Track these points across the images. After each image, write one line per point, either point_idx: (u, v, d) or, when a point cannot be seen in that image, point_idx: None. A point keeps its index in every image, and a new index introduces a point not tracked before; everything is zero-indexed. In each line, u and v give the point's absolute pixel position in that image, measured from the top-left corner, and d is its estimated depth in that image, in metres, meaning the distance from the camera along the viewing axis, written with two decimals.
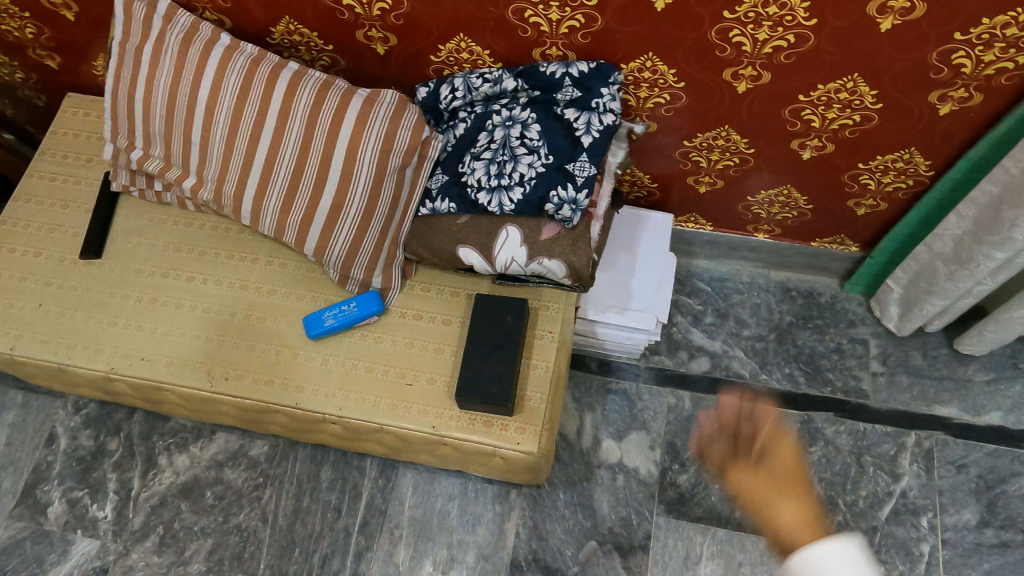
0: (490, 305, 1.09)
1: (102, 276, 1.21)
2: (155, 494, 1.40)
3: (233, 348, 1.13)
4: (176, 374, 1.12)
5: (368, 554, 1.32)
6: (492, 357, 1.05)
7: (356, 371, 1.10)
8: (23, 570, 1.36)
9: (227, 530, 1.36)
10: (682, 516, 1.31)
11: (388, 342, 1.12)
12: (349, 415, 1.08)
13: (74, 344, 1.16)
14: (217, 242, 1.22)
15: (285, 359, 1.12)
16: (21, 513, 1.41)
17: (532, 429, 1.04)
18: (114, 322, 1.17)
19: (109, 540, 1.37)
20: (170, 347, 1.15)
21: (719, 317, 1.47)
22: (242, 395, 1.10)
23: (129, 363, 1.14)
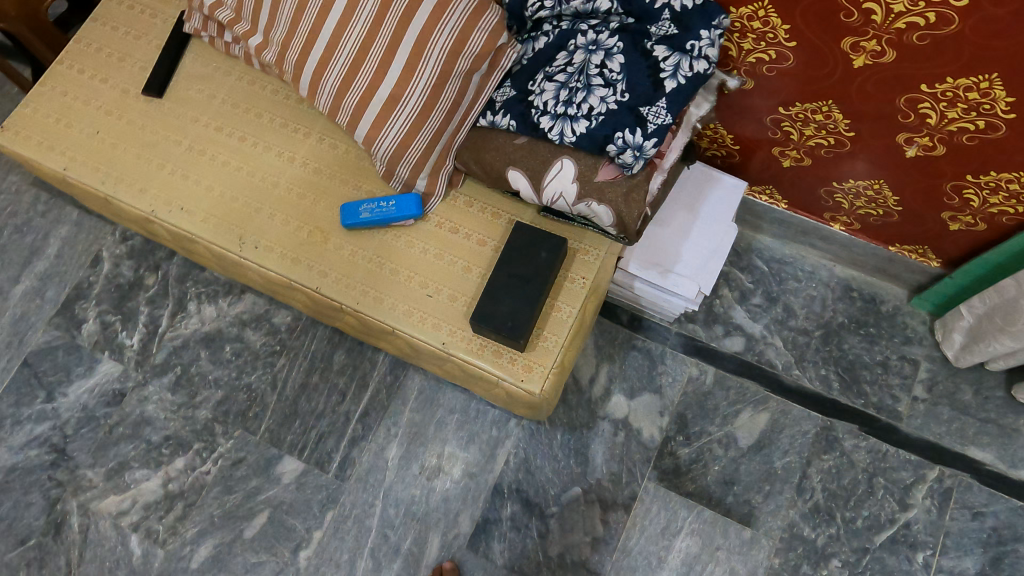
0: (528, 236, 1.04)
1: (159, 117, 1.21)
2: (180, 336, 1.46)
3: (268, 219, 1.13)
4: (210, 231, 1.13)
5: (362, 443, 1.36)
6: (516, 290, 1.01)
7: (381, 271, 1.09)
8: (52, 374, 1.45)
9: (238, 386, 1.42)
10: (672, 487, 1.29)
11: (419, 250, 1.09)
12: (365, 311, 1.07)
13: (122, 179, 1.17)
14: (274, 107, 1.20)
15: (315, 242, 1.11)
16: (59, 323, 1.49)
17: (539, 370, 1.02)
18: (162, 165, 1.18)
19: (130, 368, 1.45)
20: (209, 203, 1.15)
21: (767, 300, 1.39)
22: (268, 267, 1.10)
23: (168, 209, 1.15)
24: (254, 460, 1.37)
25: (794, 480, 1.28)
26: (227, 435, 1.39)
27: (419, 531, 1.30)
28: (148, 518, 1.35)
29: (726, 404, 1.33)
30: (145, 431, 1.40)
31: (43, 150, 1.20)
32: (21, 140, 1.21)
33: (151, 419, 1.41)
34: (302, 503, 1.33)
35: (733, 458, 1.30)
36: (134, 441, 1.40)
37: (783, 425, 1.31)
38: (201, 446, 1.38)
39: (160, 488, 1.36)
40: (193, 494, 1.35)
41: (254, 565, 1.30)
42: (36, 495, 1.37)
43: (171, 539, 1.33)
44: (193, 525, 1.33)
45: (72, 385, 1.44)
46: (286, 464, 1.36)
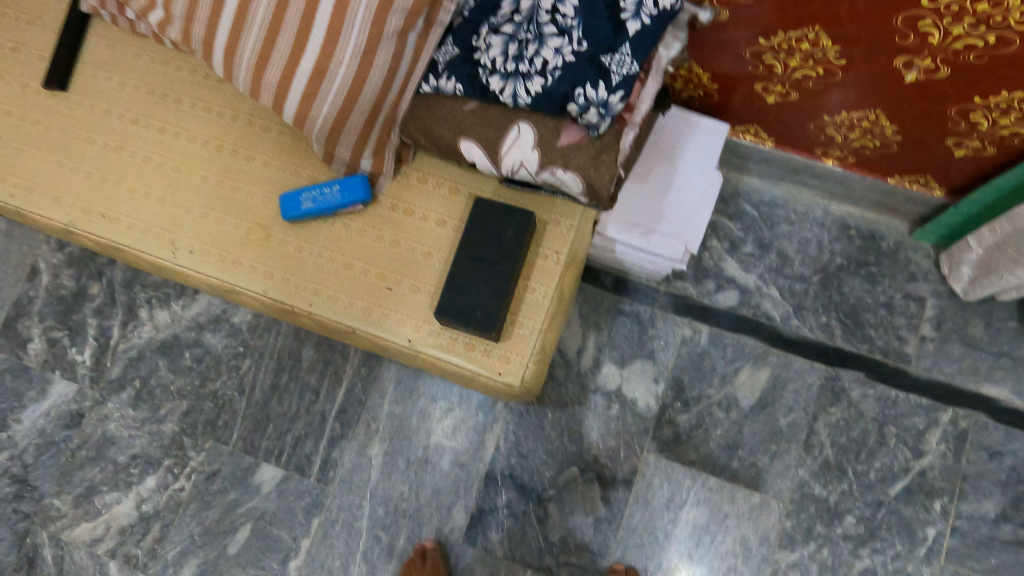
0: (490, 213, 0.93)
1: (66, 113, 1.07)
2: (134, 347, 1.35)
3: (202, 218, 1.01)
4: (138, 239, 1.01)
5: (342, 442, 1.28)
6: (482, 276, 0.91)
7: (333, 266, 0.97)
8: (3, 401, 1.35)
9: (203, 395, 1.32)
10: (673, 457, 1.22)
11: (372, 238, 0.98)
12: (319, 313, 0.96)
13: (32, 188, 1.04)
14: (194, 90, 1.06)
15: (256, 240, 0.99)
16: (2, 345, 1.38)
17: (518, 360, 0.92)
18: (76, 168, 1.05)
19: (86, 386, 1.35)
20: (133, 207, 1.02)
21: (759, 248, 1.29)
22: (207, 274, 0.99)
23: (89, 218, 1.03)
24: (230, 472, 1.28)
25: (801, 437, 1.21)
26: (197, 448, 1.30)
27: (412, 528, 1.24)
28: (125, 543, 1.27)
29: (724, 363, 1.25)
30: (109, 452, 1.31)
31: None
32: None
33: (115, 439, 1.31)
34: (286, 512, 1.26)
35: (735, 421, 1.23)
36: (99, 464, 1.31)
37: (786, 380, 1.23)
38: (171, 462, 1.30)
39: (133, 511, 1.28)
40: (169, 513, 1.27)
41: None
42: (2, 530, 1.29)
43: (152, 563, 1.26)
44: (173, 546, 1.26)
45: (25, 410, 1.34)
46: (264, 473, 1.28)
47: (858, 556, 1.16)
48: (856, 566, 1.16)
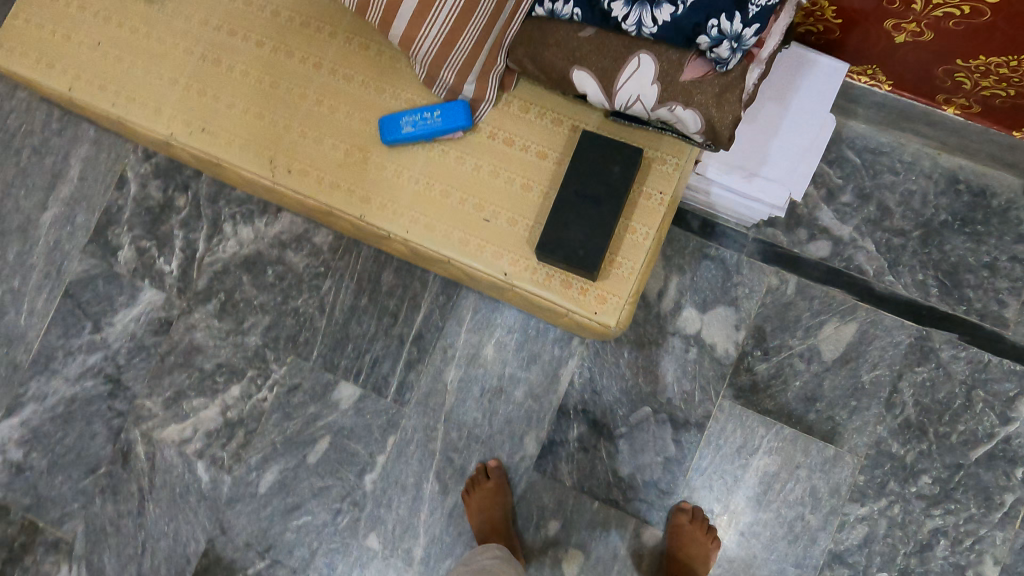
0: (596, 147, 0.90)
1: (165, 22, 1.06)
2: (219, 260, 1.38)
3: (300, 137, 1.00)
4: (237, 154, 1.01)
5: (418, 366, 1.30)
6: (586, 213, 0.89)
7: (430, 193, 0.96)
8: (96, 304, 1.41)
9: (286, 311, 1.35)
10: (749, 405, 1.22)
11: (471, 168, 0.96)
12: (416, 240, 0.96)
13: (134, 99, 1.05)
14: (291, 3, 1.03)
15: (354, 163, 0.98)
16: (94, 250, 1.42)
17: (615, 300, 0.91)
18: (176, 80, 1.04)
19: (174, 295, 1.39)
20: (231, 123, 1.02)
21: (859, 198, 1.23)
22: (305, 194, 0.99)
23: (188, 131, 1.03)
24: (310, 387, 1.33)
25: (883, 395, 1.19)
26: (279, 362, 1.34)
27: (484, 453, 1.27)
28: (212, 446, 1.34)
29: (809, 315, 1.22)
30: (196, 360, 1.36)
31: (44, 67, 1.07)
32: (19, 59, 1.08)
33: (202, 348, 1.37)
34: (363, 428, 1.30)
35: (816, 373, 1.21)
36: (187, 370, 1.36)
37: (873, 336, 1.20)
38: (254, 373, 1.35)
39: (219, 417, 1.34)
40: (252, 421, 1.33)
41: (321, 490, 1.30)
42: (98, 425, 1.37)
43: (236, 466, 1.33)
44: (256, 452, 1.32)
45: (117, 314, 1.40)
46: (343, 390, 1.32)
47: (930, 516, 1.16)
48: (927, 525, 1.16)
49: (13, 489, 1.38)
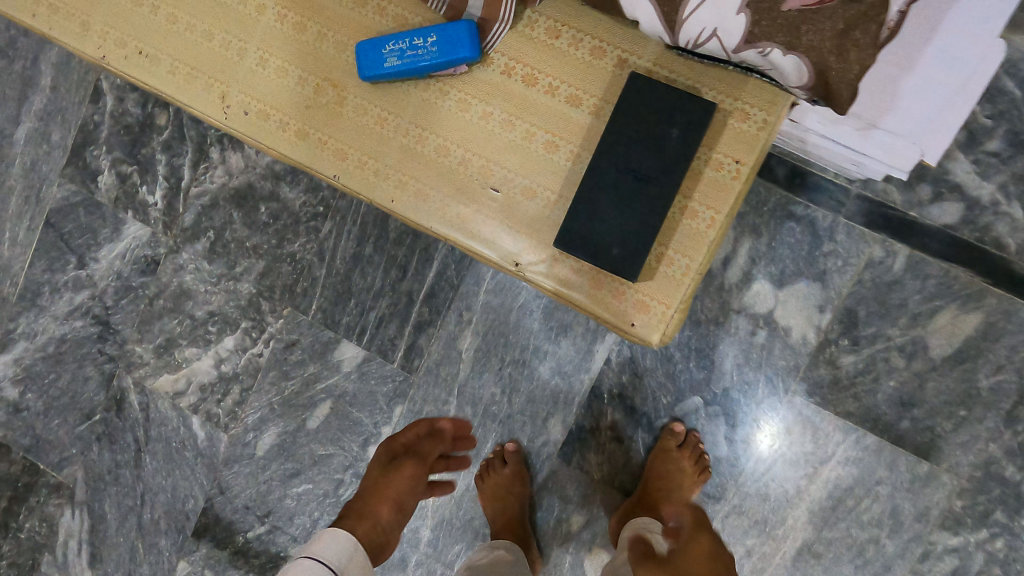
0: (648, 100, 0.64)
1: None
2: (206, 193, 1.19)
3: (258, 67, 0.76)
4: (182, 87, 0.78)
5: (430, 329, 1.12)
6: (626, 195, 0.65)
7: (422, 150, 0.73)
8: (79, 237, 1.26)
9: (281, 257, 1.17)
10: (825, 405, 0.99)
11: (475, 114, 0.71)
12: (402, 212, 0.74)
13: (55, 6, 0.81)
14: None
15: (328, 104, 0.75)
16: (72, 175, 1.25)
17: (660, 310, 0.68)
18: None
19: (159, 231, 1.22)
20: (173, 44, 0.78)
21: (1010, 148, 0.92)
22: (267, 145, 0.77)
23: (124, 54, 0.80)
24: (309, 344, 1.17)
25: (1003, 406, 0.94)
26: (276, 314, 1.18)
27: (502, 433, 1.11)
28: (207, 401, 1.22)
29: (918, 300, 0.95)
30: (186, 306, 1.21)
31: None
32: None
33: (191, 293, 1.21)
34: (367, 395, 1.15)
35: (917, 373, 0.96)
36: (177, 316, 1.22)
37: (1002, 332, 0.93)
38: (249, 325, 1.19)
39: (213, 370, 1.21)
40: (248, 378, 1.20)
41: (323, 458, 1.17)
42: (90, 369, 1.26)
43: (233, 425, 1.21)
44: (253, 411, 1.20)
45: (101, 249, 1.25)
46: (345, 351, 1.15)
47: None
48: None
49: (12, 428, 1.31)
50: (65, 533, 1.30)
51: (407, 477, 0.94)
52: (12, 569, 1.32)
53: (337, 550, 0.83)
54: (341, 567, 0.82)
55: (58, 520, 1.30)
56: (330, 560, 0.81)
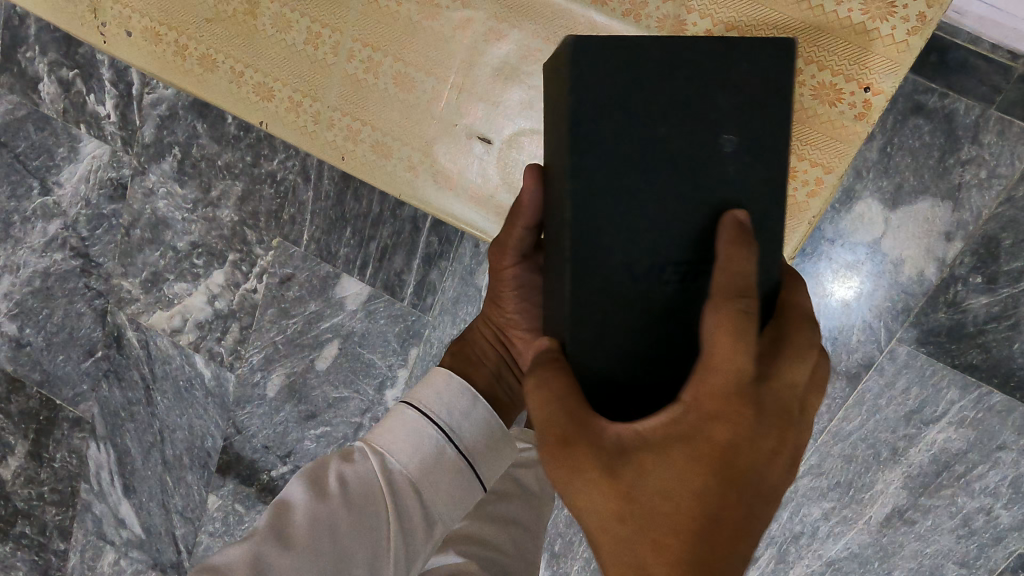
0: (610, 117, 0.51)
1: None
2: (163, 101, 0.99)
3: (272, 46, 0.78)
4: (205, 79, 0.81)
5: (441, 263, 0.93)
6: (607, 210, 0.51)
7: (455, 91, 0.75)
8: (36, 158, 1.08)
9: (260, 178, 0.97)
10: (940, 355, 0.78)
11: (495, 39, 0.73)
12: (435, 186, 0.77)
13: (98, 10, 0.82)
14: None
15: (368, 80, 0.77)
16: (10, 84, 1.05)
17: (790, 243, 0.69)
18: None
19: (120, 149, 1.04)
20: (218, 41, 0.79)
21: None
22: (299, 138, 0.79)
23: (144, 38, 0.82)
24: (306, 279, 1.00)
25: None
26: (264, 245, 1.00)
27: None
28: (206, 339, 1.07)
29: None
30: (165, 235, 1.05)
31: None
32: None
33: (168, 221, 1.04)
34: (376, 334, 0.98)
35: None
36: (157, 248, 1.06)
37: None
38: (237, 257, 1.02)
39: (207, 306, 1.06)
40: (246, 315, 1.04)
41: (336, 402, 1.02)
42: (80, 305, 1.13)
43: (238, 364, 1.06)
44: (256, 350, 1.04)
45: (62, 172, 1.07)
46: (346, 287, 0.98)
47: None
48: None
49: (19, 363, 1.19)
50: (96, 466, 1.18)
51: (511, 272, 0.70)
52: (31, 511, 1.21)
53: (446, 399, 0.63)
54: (453, 424, 0.62)
55: (86, 453, 1.18)
56: (434, 411, 0.62)
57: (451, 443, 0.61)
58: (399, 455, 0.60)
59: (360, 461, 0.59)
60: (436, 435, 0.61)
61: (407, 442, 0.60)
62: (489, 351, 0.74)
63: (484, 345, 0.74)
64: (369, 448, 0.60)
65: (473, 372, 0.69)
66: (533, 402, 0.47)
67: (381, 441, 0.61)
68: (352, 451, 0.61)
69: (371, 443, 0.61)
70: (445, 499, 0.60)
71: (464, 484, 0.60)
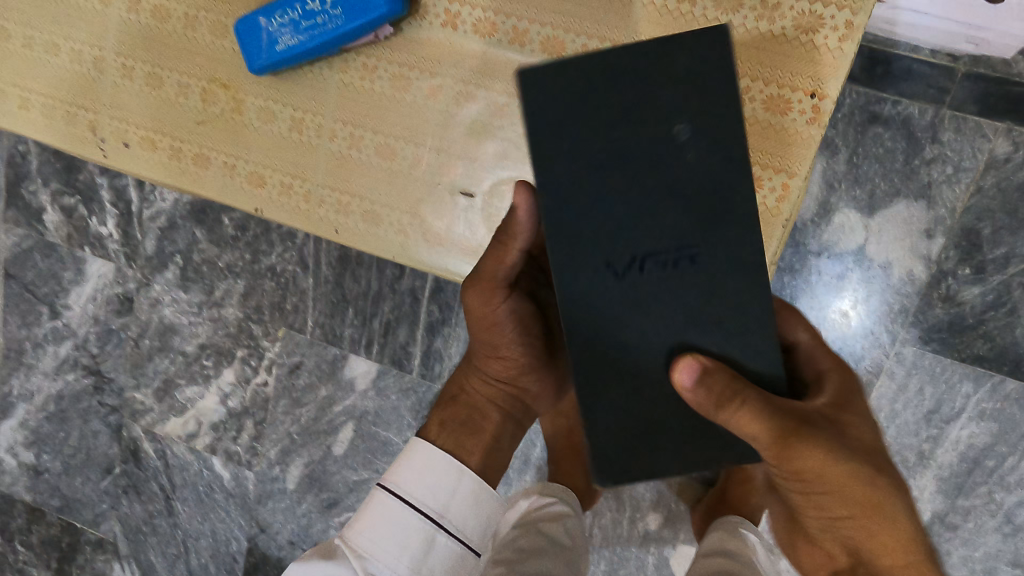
0: (610, 161, 0.51)
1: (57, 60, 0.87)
2: (161, 213, 1.03)
3: (260, 134, 0.83)
4: (199, 174, 0.85)
5: (444, 330, 0.95)
6: (647, 239, 0.52)
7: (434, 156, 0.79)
8: (44, 285, 1.12)
9: (260, 273, 1.01)
10: (946, 351, 0.79)
11: (467, 104, 0.78)
12: (423, 246, 0.80)
13: (95, 126, 0.87)
14: None
15: (351, 156, 0.81)
16: (16, 218, 1.10)
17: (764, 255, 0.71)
18: (126, 79, 0.86)
19: (124, 265, 1.07)
20: (208, 140, 0.84)
21: None
22: (292, 219, 0.83)
23: (139, 138, 0.86)
24: (315, 365, 1.01)
25: None
26: (270, 337, 1.02)
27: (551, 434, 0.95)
28: (223, 439, 1.07)
29: None
30: (174, 342, 1.07)
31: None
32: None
33: (175, 327, 1.07)
34: (389, 411, 0.99)
35: None
36: (167, 355, 1.08)
37: None
38: (245, 353, 1.04)
39: (220, 407, 1.07)
40: (259, 410, 1.05)
41: (357, 484, 1.01)
42: (95, 423, 1.14)
43: (255, 461, 1.06)
44: (272, 444, 1.04)
45: (70, 294, 1.11)
46: (355, 367, 0.99)
47: None
48: None
49: (38, 492, 1.19)
50: None
51: (493, 308, 0.68)
52: None
53: (430, 481, 0.66)
54: (441, 507, 0.65)
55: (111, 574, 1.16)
56: (417, 500, 0.65)
57: (441, 528, 0.64)
58: (386, 554, 0.62)
59: (346, 564, 0.62)
60: (422, 524, 0.64)
61: (393, 538, 0.63)
62: (490, 410, 0.74)
63: (485, 407, 0.74)
64: (352, 550, 0.63)
65: (467, 452, 0.70)
66: (743, 421, 0.48)
67: (364, 542, 0.63)
68: (335, 553, 0.63)
69: (353, 542, 0.63)
70: None
71: (456, 560, 0.65)
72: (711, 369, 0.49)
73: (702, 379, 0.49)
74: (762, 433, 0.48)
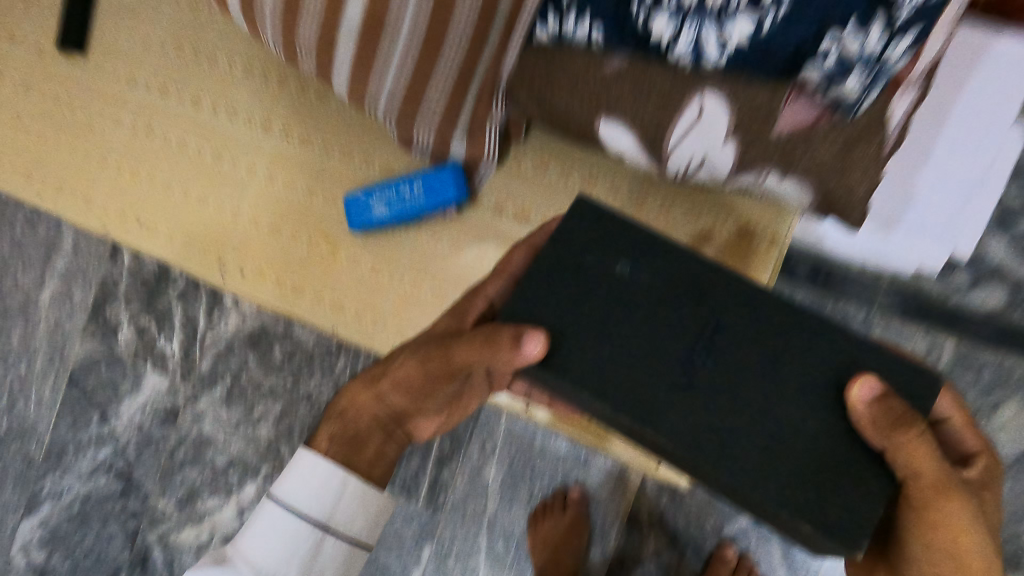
0: (582, 299, 0.62)
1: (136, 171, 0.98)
2: (222, 339, 1.19)
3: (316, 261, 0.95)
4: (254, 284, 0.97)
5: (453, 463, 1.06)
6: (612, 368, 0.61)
7: None
8: (101, 393, 1.25)
9: (297, 398, 1.16)
10: None
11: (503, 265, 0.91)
12: None
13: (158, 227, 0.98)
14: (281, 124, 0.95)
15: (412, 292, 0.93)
16: (95, 329, 1.25)
17: None
18: (203, 198, 0.97)
19: (178, 381, 1.22)
20: (267, 255, 0.96)
21: None
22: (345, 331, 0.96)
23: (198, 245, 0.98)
24: None
25: None
26: None
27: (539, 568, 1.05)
28: None
29: None
30: (207, 454, 1.19)
31: (75, 157, 0.99)
32: (33, 149, 0.99)
33: (211, 440, 1.19)
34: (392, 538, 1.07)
35: None
36: (197, 466, 1.20)
37: None
38: (271, 469, 1.16)
39: (237, 518, 1.17)
40: None
41: None
42: (115, 527, 1.22)
43: None
44: None
45: (124, 403, 1.24)
46: None
47: None
48: None
49: None
50: None
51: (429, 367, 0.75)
52: None
53: (310, 489, 0.77)
54: (327, 516, 0.77)
55: None
56: (300, 509, 0.77)
57: (329, 532, 0.77)
58: (273, 564, 0.75)
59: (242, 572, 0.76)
60: (309, 529, 0.76)
61: (279, 543, 0.76)
62: (372, 429, 0.83)
63: (370, 420, 0.83)
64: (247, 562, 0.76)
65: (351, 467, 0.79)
66: (916, 456, 0.56)
67: (256, 551, 0.76)
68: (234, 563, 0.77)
69: (244, 552, 0.77)
70: (336, 565, 0.78)
71: (347, 552, 0.79)
72: (892, 393, 0.57)
73: (881, 402, 0.57)
74: (929, 467, 0.57)
